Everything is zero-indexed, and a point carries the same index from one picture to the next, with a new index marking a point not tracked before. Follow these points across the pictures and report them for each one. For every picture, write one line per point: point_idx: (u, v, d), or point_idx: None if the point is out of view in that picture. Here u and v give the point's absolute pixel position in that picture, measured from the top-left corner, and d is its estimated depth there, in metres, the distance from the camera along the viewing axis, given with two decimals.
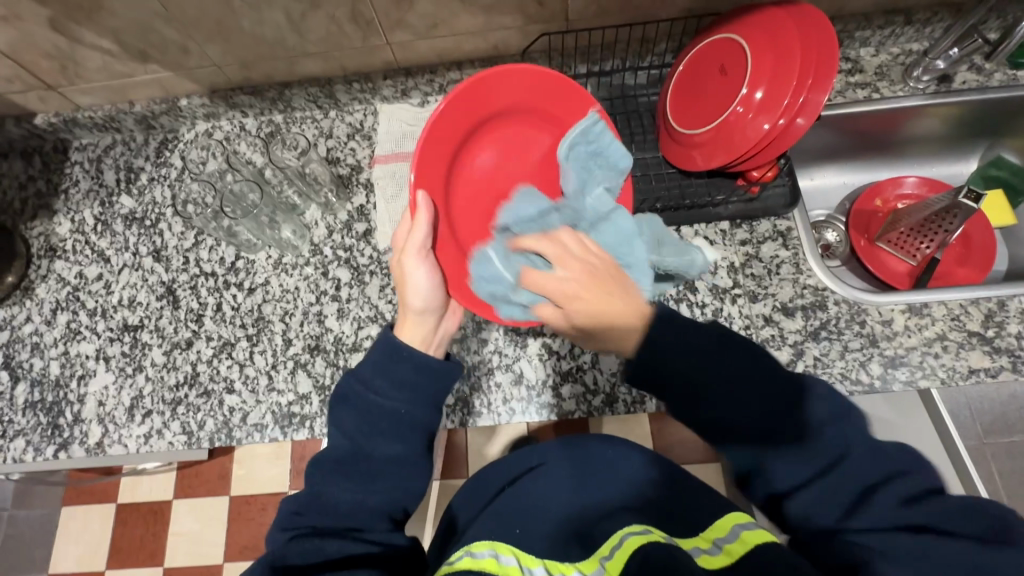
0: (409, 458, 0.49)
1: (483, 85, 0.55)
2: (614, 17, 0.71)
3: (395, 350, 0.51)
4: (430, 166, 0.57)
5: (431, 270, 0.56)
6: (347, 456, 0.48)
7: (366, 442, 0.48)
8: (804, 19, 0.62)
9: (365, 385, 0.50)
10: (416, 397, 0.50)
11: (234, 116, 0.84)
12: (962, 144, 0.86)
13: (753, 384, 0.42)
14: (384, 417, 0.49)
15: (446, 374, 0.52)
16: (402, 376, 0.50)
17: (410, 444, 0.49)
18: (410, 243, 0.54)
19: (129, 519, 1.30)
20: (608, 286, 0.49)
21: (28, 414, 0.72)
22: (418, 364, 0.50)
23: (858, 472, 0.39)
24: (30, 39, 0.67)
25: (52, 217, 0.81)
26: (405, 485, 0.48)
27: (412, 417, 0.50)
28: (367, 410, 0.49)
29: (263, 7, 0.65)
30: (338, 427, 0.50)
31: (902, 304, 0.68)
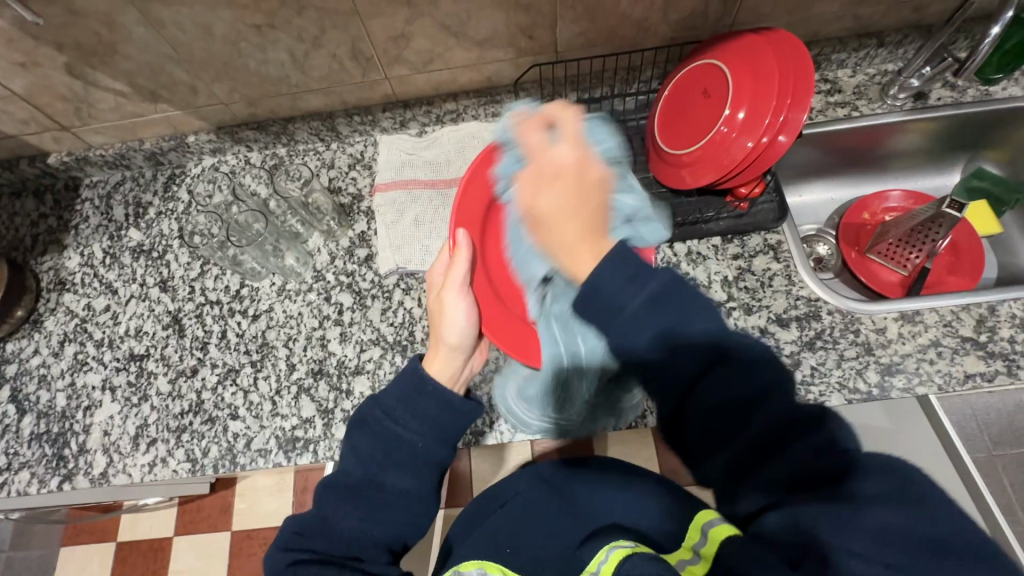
0: (420, 493, 0.49)
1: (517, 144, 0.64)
2: (601, 47, 0.75)
3: (421, 383, 0.51)
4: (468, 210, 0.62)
5: (470, 306, 0.57)
6: (356, 482, 0.49)
7: (380, 470, 0.49)
8: (779, 43, 0.65)
9: (387, 412, 0.51)
10: (436, 433, 0.50)
11: (239, 150, 0.87)
12: (943, 157, 0.89)
13: (688, 356, 0.42)
14: (403, 447, 0.49)
15: (471, 415, 0.51)
16: (424, 409, 0.50)
17: (422, 479, 0.49)
18: (450, 280, 0.57)
19: (129, 558, 1.28)
20: (585, 188, 0.55)
21: (34, 446, 0.72)
22: (442, 400, 0.50)
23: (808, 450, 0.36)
24: (47, 83, 0.71)
25: (62, 251, 0.84)
26: (409, 518, 0.49)
27: (429, 453, 0.50)
28: (386, 437, 0.50)
29: (268, 48, 0.69)
30: (352, 451, 0.50)
31: (894, 312, 0.69)
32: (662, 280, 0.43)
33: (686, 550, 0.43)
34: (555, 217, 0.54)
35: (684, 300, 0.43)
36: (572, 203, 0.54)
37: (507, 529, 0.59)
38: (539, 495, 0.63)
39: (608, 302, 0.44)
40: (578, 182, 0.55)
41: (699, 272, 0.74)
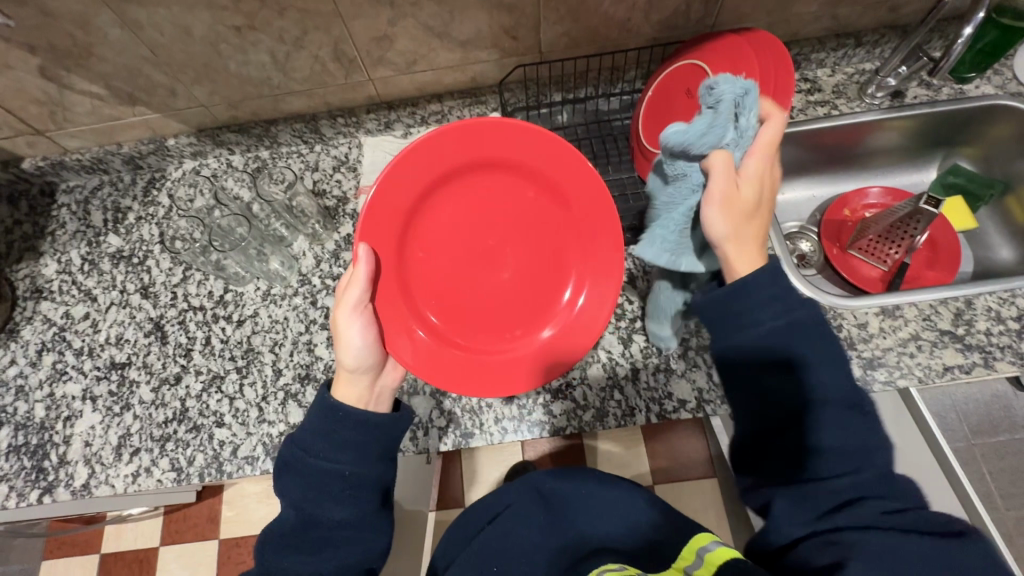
0: (360, 519, 0.51)
1: (433, 151, 0.56)
2: (585, 47, 0.75)
3: (333, 411, 0.53)
4: (385, 220, 0.57)
5: (365, 327, 0.56)
6: (293, 526, 0.50)
7: (313, 510, 0.50)
8: (761, 43, 0.66)
9: (307, 451, 0.51)
10: (362, 455, 0.52)
11: (221, 154, 0.86)
12: (921, 154, 0.91)
13: (806, 378, 0.46)
14: (332, 480, 0.51)
15: (392, 427, 0.54)
16: (345, 436, 0.52)
17: (358, 506, 0.51)
18: (344, 299, 0.56)
19: (113, 569, 1.26)
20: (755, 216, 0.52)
21: (12, 459, 0.70)
22: (359, 422, 0.52)
23: (861, 482, 0.43)
24: (20, 87, 0.69)
25: (39, 258, 0.82)
26: (359, 545, 0.51)
27: (360, 477, 0.52)
28: (314, 476, 0.51)
29: (249, 49, 0.68)
30: (283, 496, 0.51)
31: (875, 307, 0.70)
32: (813, 313, 0.48)
33: (677, 570, 0.47)
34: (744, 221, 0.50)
35: (814, 338, 0.47)
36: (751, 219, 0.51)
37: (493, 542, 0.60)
38: (522, 511, 0.63)
39: (739, 311, 0.49)
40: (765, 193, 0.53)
41: None
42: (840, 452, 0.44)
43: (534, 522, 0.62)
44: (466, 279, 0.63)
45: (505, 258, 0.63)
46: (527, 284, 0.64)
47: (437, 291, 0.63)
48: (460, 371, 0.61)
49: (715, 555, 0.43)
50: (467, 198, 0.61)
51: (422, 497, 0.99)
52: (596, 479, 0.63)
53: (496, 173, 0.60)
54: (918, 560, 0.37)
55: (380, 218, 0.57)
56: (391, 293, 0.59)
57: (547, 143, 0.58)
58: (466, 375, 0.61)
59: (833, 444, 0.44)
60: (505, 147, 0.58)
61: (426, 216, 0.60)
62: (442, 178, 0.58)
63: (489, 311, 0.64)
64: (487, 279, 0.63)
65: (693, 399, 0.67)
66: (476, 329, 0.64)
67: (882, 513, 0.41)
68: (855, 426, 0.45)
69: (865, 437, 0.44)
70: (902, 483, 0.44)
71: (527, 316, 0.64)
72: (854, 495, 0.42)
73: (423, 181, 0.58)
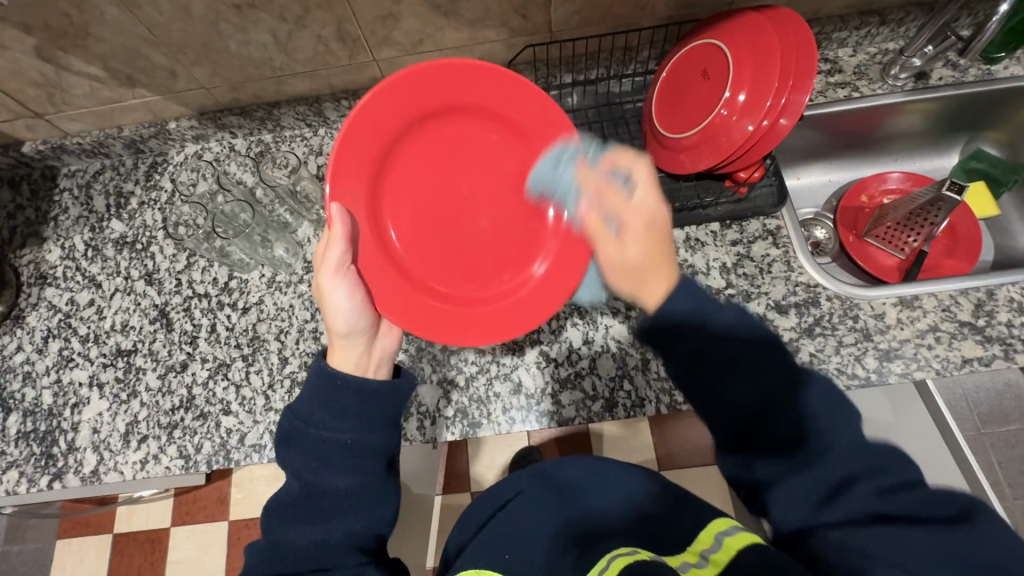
0: (364, 487, 0.50)
1: (392, 98, 0.56)
2: (597, 26, 0.73)
3: (332, 379, 0.52)
4: (350, 176, 0.56)
5: (350, 288, 0.55)
6: (298, 498, 0.49)
7: (318, 479, 0.49)
8: (782, 21, 0.63)
9: (307, 422, 0.51)
10: (363, 425, 0.52)
11: (223, 137, 0.84)
12: (942, 139, 0.88)
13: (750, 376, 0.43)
14: (334, 449, 0.50)
15: (393, 394, 0.54)
16: (344, 404, 0.52)
17: (363, 476, 0.50)
18: (325, 262, 0.54)
19: (126, 549, 1.28)
20: (657, 237, 0.53)
21: (21, 445, 0.71)
22: (357, 388, 0.52)
23: (835, 463, 0.40)
24: (17, 68, 0.68)
25: (42, 244, 0.81)
26: (364, 513, 0.49)
27: (363, 446, 0.51)
28: (315, 446, 0.50)
29: (250, 29, 0.66)
30: (287, 468, 0.51)
31: (893, 297, 0.69)
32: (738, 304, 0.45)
33: (692, 554, 0.46)
34: (628, 264, 0.53)
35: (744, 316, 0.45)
36: (655, 247, 0.53)
37: (507, 527, 0.59)
38: (535, 496, 0.63)
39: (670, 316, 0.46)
40: (655, 226, 0.54)
41: (697, 259, 0.73)
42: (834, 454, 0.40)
43: (546, 506, 0.62)
44: (439, 227, 0.63)
45: (475, 205, 0.63)
46: (501, 227, 0.64)
47: (412, 246, 0.62)
48: (458, 325, 0.61)
49: (736, 540, 0.42)
50: (423, 148, 0.61)
51: (428, 481, 1.00)
52: (613, 465, 0.63)
53: (453, 119, 0.61)
54: (938, 553, 0.34)
55: (345, 176, 0.56)
56: (364, 249, 0.58)
57: (491, 76, 0.58)
58: (463, 327, 0.60)
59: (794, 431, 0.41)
60: (461, 88, 0.58)
61: (392, 170, 0.60)
62: (404, 127, 0.58)
63: (466, 258, 0.64)
64: (469, 226, 0.63)
65: None
66: (457, 279, 0.63)
67: (879, 494, 0.38)
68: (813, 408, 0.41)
69: (821, 413, 0.41)
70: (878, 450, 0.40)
71: (514, 258, 0.64)
72: (838, 482, 0.39)
73: (383, 137, 0.57)
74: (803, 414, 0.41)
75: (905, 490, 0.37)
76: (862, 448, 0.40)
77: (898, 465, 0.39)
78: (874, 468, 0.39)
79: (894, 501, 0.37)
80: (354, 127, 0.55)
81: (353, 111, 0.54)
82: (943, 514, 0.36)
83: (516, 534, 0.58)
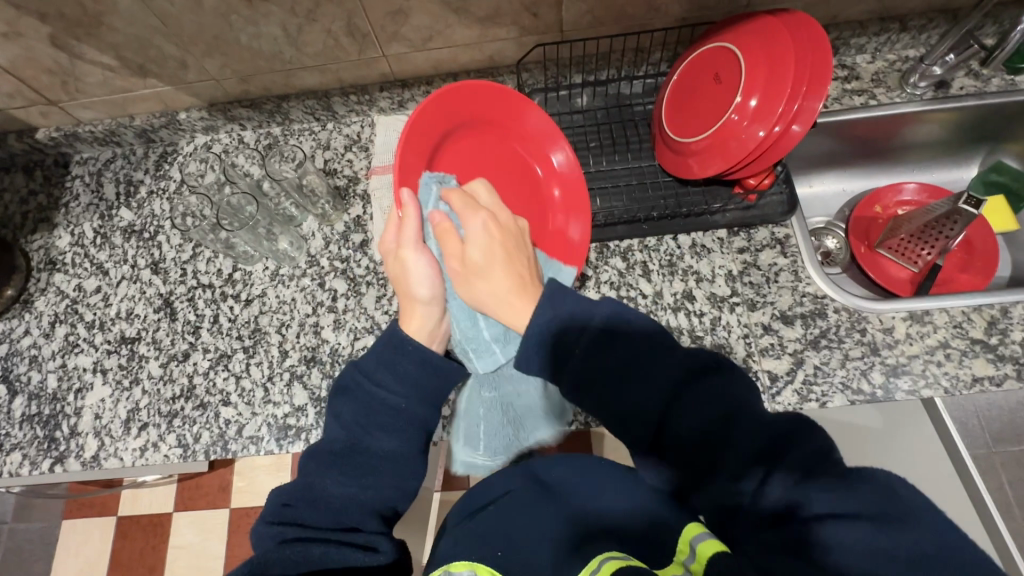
0: (405, 455, 0.51)
1: (444, 105, 0.60)
2: (609, 27, 0.72)
3: (401, 344, 0.55)
4: (412, 169, 0.59)
5: (430, 259, 0.59)
6: (340, 448, 0.50)
7: (365, 434, 0.50)
8: (797, 26, 0.62)
9: (369, 377, 0.53)
10: (419, 393, 0.54)
11: (232, 129, 0.84)
12: (961, 150, 0.86)
13: (640, 388, 0.42)
14: (387, 409, 0.52)
15: (451, 375, 0.55)
16: (404, 369, 0.53)
17: (409, 442, 0.51)
18: (406, 239, 0.58)
19: (129, 532, 1.30)
20: (506, 242, 0.56)
21: (25, 428, 0.72)
22: (423, 359, 0.54)
23: (748, 461, 0.38)
24: (31, 55, 0.68)
25: (52, 230, 0.82)
26: (397, 481, 0.50)
27: (414, 412, 0.52)
28: (369, 403, 0.52)
29: (260, 21, 0.66)
30: (336, 418, 0.52)
31: (902, 311, 0.67)
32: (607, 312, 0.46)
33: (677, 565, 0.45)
34: (485, 272, 0.55)
35: (619, 336, 0.44)
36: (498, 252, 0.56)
37: (495, 521, 0.58)
38: (528, 494, 0.62)
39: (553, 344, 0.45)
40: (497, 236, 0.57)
41: (702, 266, 0.72)
42: (749, 452, 0.38)
43: (540, 507, 0.59)
44: None
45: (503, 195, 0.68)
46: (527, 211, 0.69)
47: None
48: None
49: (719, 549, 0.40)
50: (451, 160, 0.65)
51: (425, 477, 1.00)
52: (600, 466, 0.64)
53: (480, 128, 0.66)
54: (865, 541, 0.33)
55: (412, 168, 0.59)
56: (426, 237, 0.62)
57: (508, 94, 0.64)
58: None
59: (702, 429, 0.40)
60: (487, 102, 0.64)
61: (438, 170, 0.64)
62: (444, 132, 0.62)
63: None
64: None
65: None
66: None
67: (793, 489, 0.36)
68: (703, 391, 0.41)
69: (717, 398, 0.40)
70: (780, 425, 0.39)
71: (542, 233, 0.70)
72: (759, 482, 0.38)
73: (433, 139, 0.61)
74: (698, 400, 0.40)
75: (822, 474, 0.36)
76: (753, 414, 0.39)
77: (814, 434, 0.38)
78: (790, 452, 0.37)
79: (810, 492, 0.36)
80: (419, 128, 0.58)
81: (411, 129, 0.57)
82: (872, 506, 0.34)
83: (513, 528, 0.56)
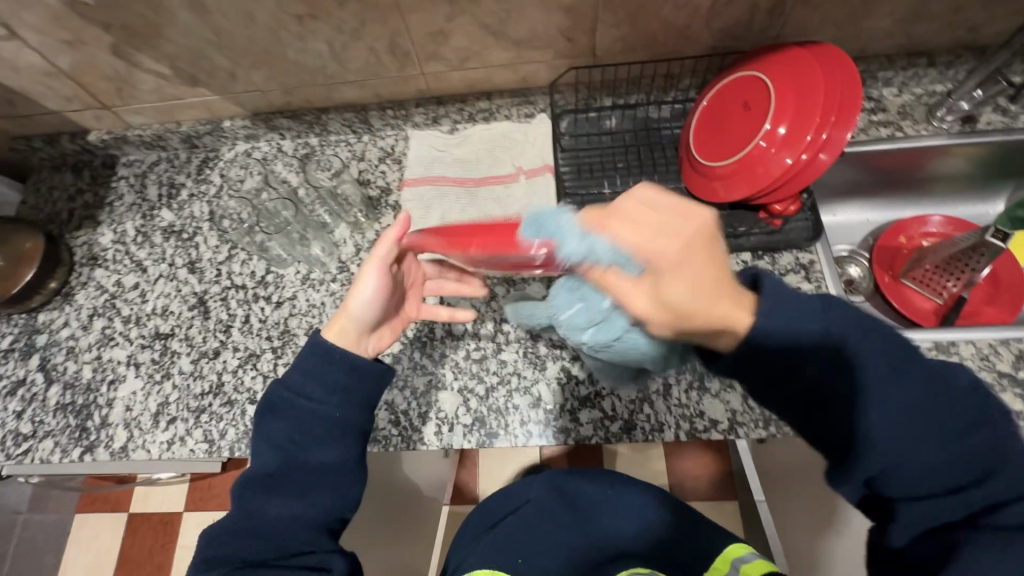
0: (343, 466, 0.51)
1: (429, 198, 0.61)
2: (640, 52, 0.74)
3: (325, 353, 0.53)
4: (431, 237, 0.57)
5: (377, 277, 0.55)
6: (273, 469, 0.50)
7: (299, 451, 0.50)
8: (828, 57, 0.64)
9: (293, 391, 0.52)
10: (346, 400, 0.53)
11: (273, 138, 0.88)
12: (988, 183, 0.86)
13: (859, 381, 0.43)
14: (315, 423, 0.51)
15: (378, 377, 0.54)
16: (333, 379, 0.52)
17: (345, 452, 0.52)
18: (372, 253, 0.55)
19: (140, 529, 1.31)
20: (702, 250, 0.45)
21: (59, 416, 0.74)
22: (349, 366, 0.53)
23: (950, 465, 0.42)
24: (92, 62, 0.73)
25: (96, 227, 0.86)
26: (335, 492, 0.51)
27: (344, 421, 0.52)
28: (298, 417, 0.51)
29: (307, 38, 0.70)
30: (266, 436, 0.51)
31: (928, 341, 0.67)
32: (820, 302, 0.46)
33: None
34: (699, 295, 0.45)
35: (846, 324, 0.45)
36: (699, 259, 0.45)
37: (517, 532, 0.58)
38: (545, 505, 0.62)
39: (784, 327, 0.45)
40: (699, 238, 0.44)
41: None
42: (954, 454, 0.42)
43: (555, 515, 0.60)
44: None
45: None
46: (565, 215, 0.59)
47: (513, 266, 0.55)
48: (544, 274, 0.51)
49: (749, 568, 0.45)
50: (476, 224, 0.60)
51: (437, 489, 1.00)
52: (620, 482, 0.63)
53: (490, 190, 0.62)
54: None
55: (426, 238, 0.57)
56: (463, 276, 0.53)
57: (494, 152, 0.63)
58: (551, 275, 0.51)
59: (943, 459, 0.42)
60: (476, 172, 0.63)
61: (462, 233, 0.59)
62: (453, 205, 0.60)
63: None
64: None
65: (725, 420, 0.65)
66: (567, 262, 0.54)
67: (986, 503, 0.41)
68: (918, 392, 0.43)
69: (925, 409, 0.43)
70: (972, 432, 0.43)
71: None
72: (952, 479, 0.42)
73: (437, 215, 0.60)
74: (905, 406, 0.43)
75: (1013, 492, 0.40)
76: (960, 424, 0.43)
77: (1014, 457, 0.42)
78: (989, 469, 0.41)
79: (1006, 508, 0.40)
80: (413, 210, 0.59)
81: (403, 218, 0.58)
82: None
83: (531, 541, 0.57)
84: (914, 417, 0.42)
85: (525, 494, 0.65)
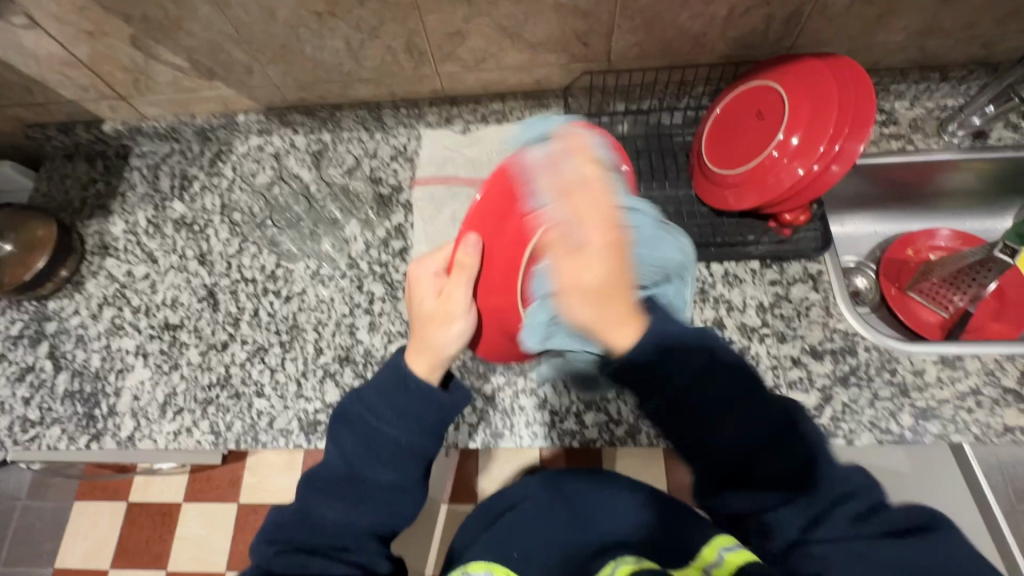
0: (404, 486, 0.50)
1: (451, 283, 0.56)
2: (656, 59, 0.75)
3: (404, 378, 0.51)
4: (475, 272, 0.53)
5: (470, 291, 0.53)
6: (339, 476, 0.50)
7: (362, 465, 0.49)
8: (841, 68, 0.64)
9: (369, 409, 0.51)
10: (420, 427, 0.50)
11: (286, 133, 0.88)
12: (996, 200, 0.86)
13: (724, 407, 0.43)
14: (385, 444, 0.49)
15: (454, 406, 0.51)
16: (409, 406, 0.50)
17: (405, 473, 0.50)
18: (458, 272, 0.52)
19: (138, 519, 1.31)
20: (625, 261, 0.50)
21: (67, 404, 0.74)
22: (425, 394, 0.50)
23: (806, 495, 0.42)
24: (111, 53, 0.73)
25: (108, 217, 0.86)
26: (393, 509, 0.49)
27: (414, 447, 0.50)
28: (370, 435, 0.50)
29: (326, 35, 0.70)
30: (336, 445, 0.51)
31: (934, 355, 0.67)
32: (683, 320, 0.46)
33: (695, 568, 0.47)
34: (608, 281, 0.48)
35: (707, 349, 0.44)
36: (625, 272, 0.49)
37: (514, 530, 0.59)
38: (541, 502, 0.63)
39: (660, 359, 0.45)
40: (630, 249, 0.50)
41: (734, 295, 0.73)
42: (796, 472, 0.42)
43: (550, 512, 0.61)
44: None
45: None
46: None
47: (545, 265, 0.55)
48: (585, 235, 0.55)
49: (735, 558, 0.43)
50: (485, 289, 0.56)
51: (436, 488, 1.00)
52: (614, 481, 0.64)
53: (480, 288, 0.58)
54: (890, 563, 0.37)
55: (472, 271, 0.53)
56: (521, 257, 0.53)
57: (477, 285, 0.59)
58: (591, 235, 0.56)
59: (783, 480, 0.42)
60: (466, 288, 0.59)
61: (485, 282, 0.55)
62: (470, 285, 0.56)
63: None
64: None
65: None
66: None
67: (849, 520, 0.40)
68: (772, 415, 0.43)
69: (774, 429, 0.42)
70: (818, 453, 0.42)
71: None
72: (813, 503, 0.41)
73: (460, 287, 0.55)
74: (763, 428, 0.42)
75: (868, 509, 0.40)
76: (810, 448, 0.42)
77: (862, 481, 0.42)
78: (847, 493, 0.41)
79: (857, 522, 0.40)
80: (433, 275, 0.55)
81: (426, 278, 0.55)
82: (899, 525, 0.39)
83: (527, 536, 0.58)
84: (769, 437, 0.42)
85: (521, 494, 0.66)
